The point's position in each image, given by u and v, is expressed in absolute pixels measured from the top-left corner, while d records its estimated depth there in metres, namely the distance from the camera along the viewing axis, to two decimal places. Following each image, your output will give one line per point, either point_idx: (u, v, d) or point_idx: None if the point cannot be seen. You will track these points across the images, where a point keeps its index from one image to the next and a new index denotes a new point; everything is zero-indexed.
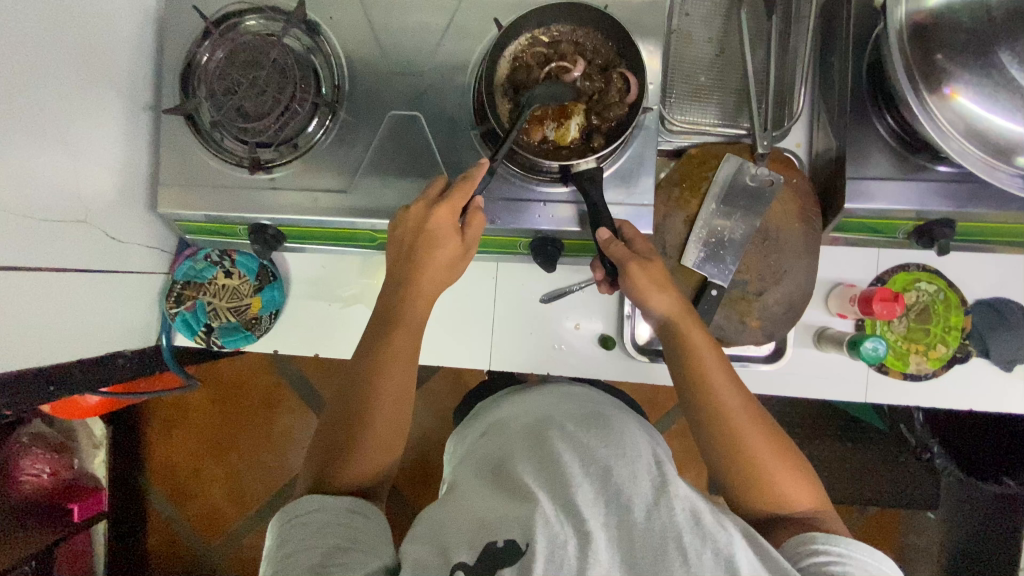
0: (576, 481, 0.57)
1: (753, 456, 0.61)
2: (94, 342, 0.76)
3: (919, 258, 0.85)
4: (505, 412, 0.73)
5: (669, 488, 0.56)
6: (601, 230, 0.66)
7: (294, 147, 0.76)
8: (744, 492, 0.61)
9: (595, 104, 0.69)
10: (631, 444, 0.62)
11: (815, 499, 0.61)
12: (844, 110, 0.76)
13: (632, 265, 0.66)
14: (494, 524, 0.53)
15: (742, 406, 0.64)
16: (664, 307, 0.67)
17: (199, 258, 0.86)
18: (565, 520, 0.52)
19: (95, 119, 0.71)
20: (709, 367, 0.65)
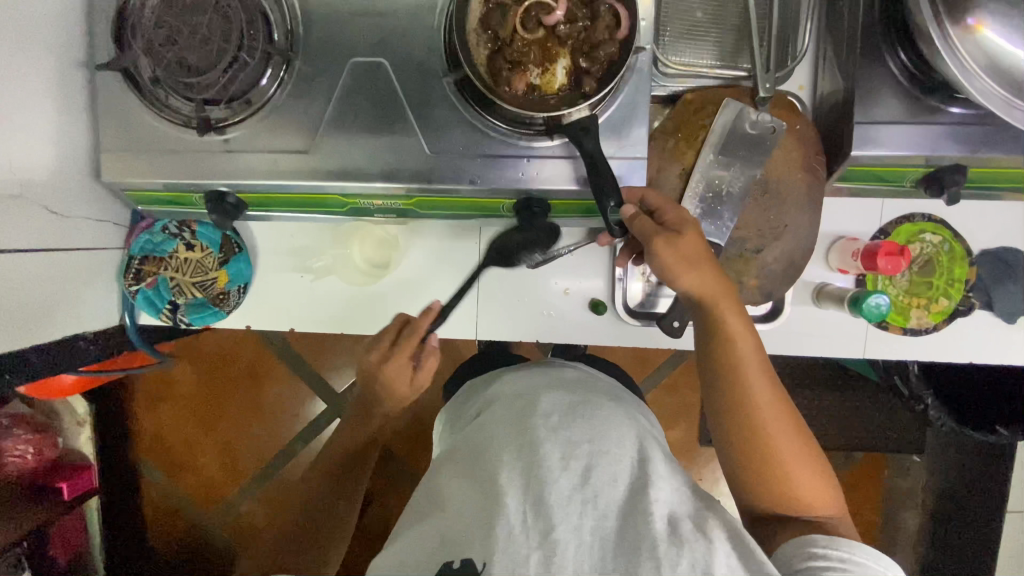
0: (551, 481, 0.55)
1: (779, 456, 0.59)
2: (47, 326, 0.70)
3: (924, 208, 0.80)
4: (502, 390, 0.69)
5: (647, 492, 0.54)
6: (625, 207, 0.62)
7: (248, 103, 0.68)
8: (763, 492, 0.60)
9: (582, 44, 0.62)
10: (619, 436, 0.59)
11: (831, 500, 0.61)
12: (853, 46, 0.69)
13: (659, 241, 0.61)
14: (459, 538, 0.53)
15: (775, 397, 0.60)
16: (696, 285, 0.61)
17: (156, 231, 0.80)
18: (532, 527, 0.52)
19: (17, 76, 0.62)
20: (746, 355, 0.61)
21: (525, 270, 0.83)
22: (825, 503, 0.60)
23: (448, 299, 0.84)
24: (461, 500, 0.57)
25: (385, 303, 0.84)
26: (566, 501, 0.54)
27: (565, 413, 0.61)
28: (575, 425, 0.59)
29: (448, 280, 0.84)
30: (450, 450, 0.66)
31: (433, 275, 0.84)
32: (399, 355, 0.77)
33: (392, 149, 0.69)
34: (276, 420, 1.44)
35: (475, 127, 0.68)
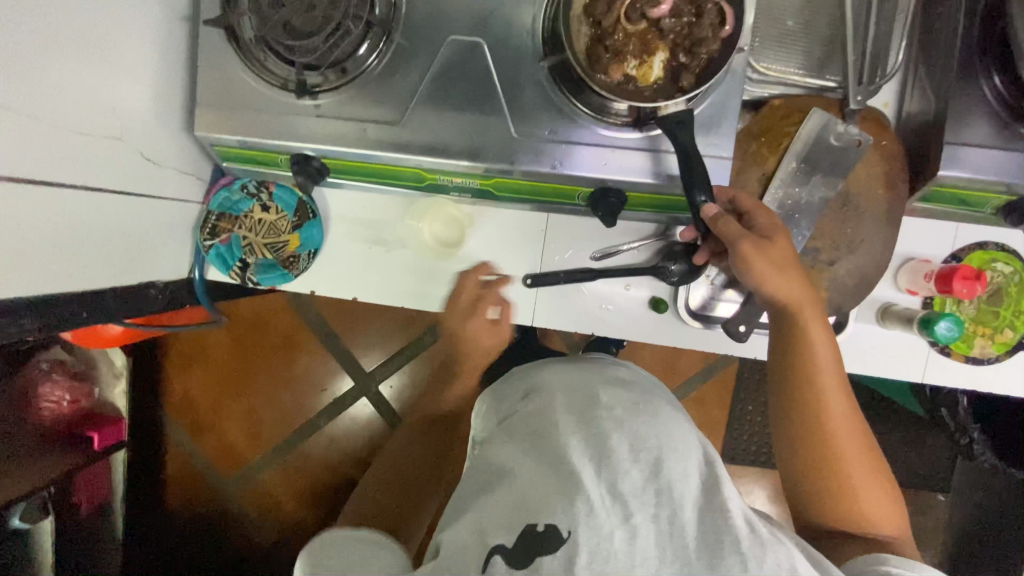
0: (624, 469, 0.55)
1: (848, 469, 0.59)
2: (126, 269, 0.73)
3: (997, 236, 0.80)
4: (554, 376, 0.68)
5: (723, 489, 0.55)
6: (709, 206, 0.62)
7: (343, 72, 0.69)
8: (827, 503, 0.60)
9: (684, 39, 0.62)
10: (685, 436, 0.60)
11: (896, 520, 0.61)
12: (950, 67, 0.69)
13: (747, 245, 0.61)
14: (537, 503, 0.53)
15: (849, 411, 0.60)
16: (784, 290, 0.61)
17: (235, 188, 0.82)
18: (611, 508, 0.52)
19: (132, 24, 0.64)
20: (824, 364, 0.60)
21: (589, 262, 0.83)
22: (890, 523, 0.60)
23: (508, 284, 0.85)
24: (531, 473, 0.56)
25: (445, 281, 0.86)
26: (639, 491, 0.53)
27: (627, 407, 0.61)
28: (641, 418, 0.59)
29: (511, 264, 0.84)
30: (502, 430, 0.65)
31: (498, 258, 0.85)
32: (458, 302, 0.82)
33: (479, 128, 0.70)
34: (305, 390, 1.46)
35: (561, 112, 0.69)
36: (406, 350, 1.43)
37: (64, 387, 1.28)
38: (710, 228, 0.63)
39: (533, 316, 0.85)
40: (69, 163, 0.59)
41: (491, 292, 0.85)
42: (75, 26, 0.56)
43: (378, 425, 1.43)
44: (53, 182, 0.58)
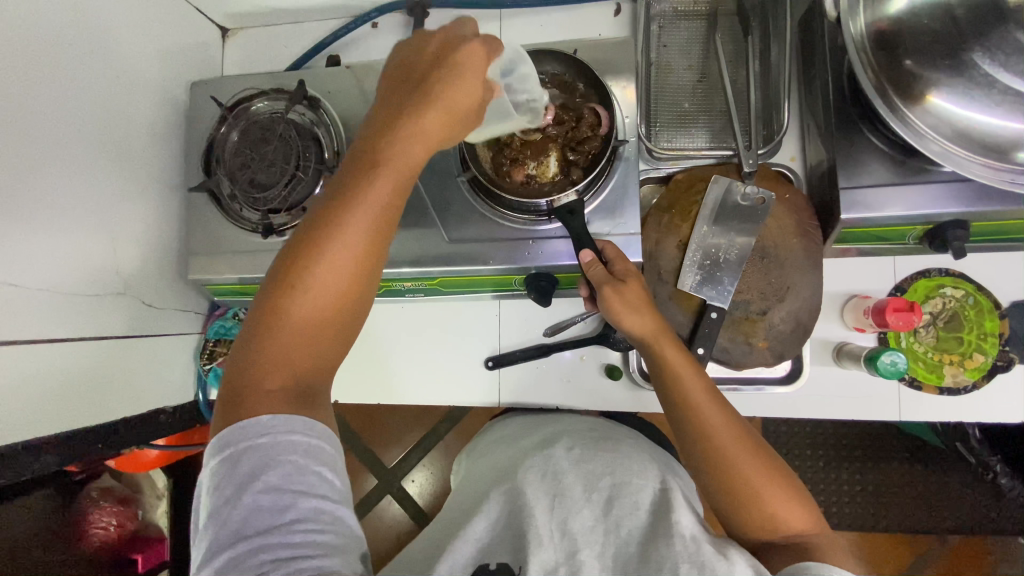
0: (576, 506, 0.66)
1: (743, 476, 0.61)
2: (136, 402, 0.84)
3: (938, 261, 0.80)
4: (520, 427, 0.84)
5: (670, 517, 0.62)
6: (584, 252, 0.68)
7: (302, 210, 0.81)
8: (737, 510, 0.61)
9: (569, 140, 0.72)
10: (642, 469, 0.70)
11: (809, 516, 0.60)
12: (831, 122, 0.75)
13: (607, 290, 0.66)
14: (494, 551, 0.66)
15: (728, 421, 0.63)
16: (639, 327, 0.67)
17: (228, 317, 0.95)
18: (559, 544, 0.63)
19: (132, 201, 0.80)
20: (691, 385, 0.65)
21: (542, 339, 0.89)
22: (802, 520, 0.60)
23: (474, 370, 0.91)
24: (494, 523, 0.69)
25: (417, 375, 0.92)
26: (589, 528, 0.65)
27: (585, 447, 0.73)
28: (596, 459, 0.71)
29: (473, 350, 0.91)
30: (472, 481, 0.81)
31: (462, 346, 0.91)
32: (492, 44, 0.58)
33: (416, 240, 0.80)
34: None
35: (485, 216, 0.79)
36: (419, 444, 1.47)
37: (110, 512, 1.38)
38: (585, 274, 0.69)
39: (498, 397, 0.90)
40: (77, 321, 0.73)
41: (458, 379, 0.91)
42: (80, 215, 0.72)
43: (401, 523, 1.44)
44: (62, 337, 0.71)
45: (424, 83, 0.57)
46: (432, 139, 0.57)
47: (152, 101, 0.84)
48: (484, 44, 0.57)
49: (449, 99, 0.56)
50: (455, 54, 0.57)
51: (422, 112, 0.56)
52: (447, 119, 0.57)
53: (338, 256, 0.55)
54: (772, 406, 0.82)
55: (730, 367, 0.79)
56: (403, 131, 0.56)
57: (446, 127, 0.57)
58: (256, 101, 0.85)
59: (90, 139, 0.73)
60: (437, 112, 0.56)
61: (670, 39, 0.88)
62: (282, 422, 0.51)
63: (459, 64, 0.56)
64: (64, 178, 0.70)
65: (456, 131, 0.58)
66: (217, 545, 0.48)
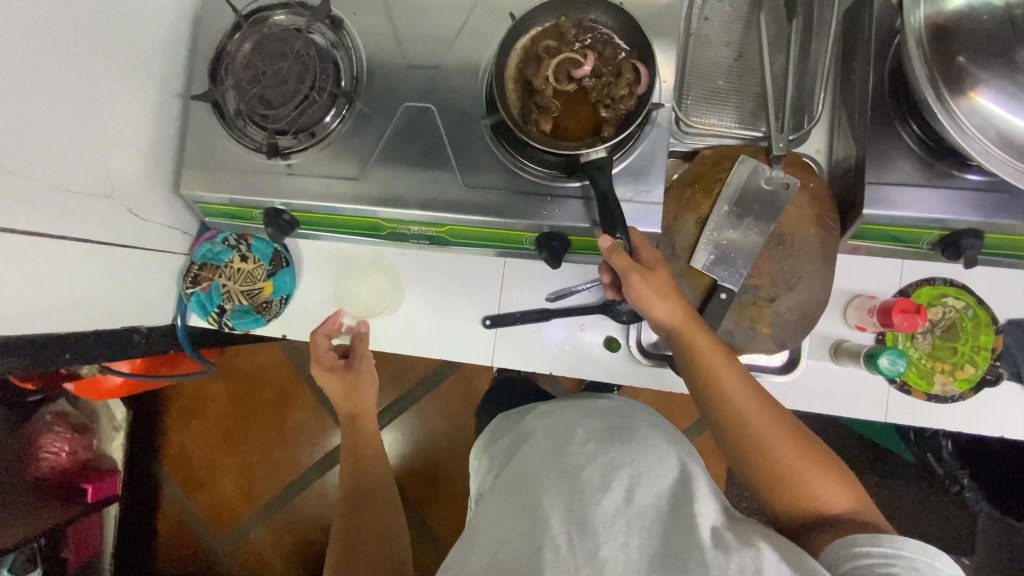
0: (595, 497, 0.59)
1: (779, 454, 0.60)
2: (112, 316, 0.80)
3: (944, 271, 0.81)
4: (532, 427, 0.77)
5: (693, 506, 0.59)
6: (604, 238, 0.66)
7: (312, 135, 0.78)
8: (776, 489, 0.60)
9: (604, 95, 0.69)
10: (661, 459, 0.64)
11: (853, 497, 0.60)
12: (865, 117, 0.74)
13: (634, 276, 0.66)
14: (511, 553, 0.58)
15: (759, 403, 0.63)
16: (667, 314, 0.67)
17: (217, 241, 0.89)
18: (578, 545, 0.55)
19: (128, 101, 0.75)
20: (717, 367, 0.65)
21: (545, 303, 0.87)
22: (844, 501, 0.59)
23: (469, 327, 0.89)
24: (510, 522, 0.62)
25: (410, 325, 0.90)
26: (610, 520, 0.58)
27: (600, 439, 0.67)
28: (612, 450, 0.65)
29: (469, 306, 0.89)
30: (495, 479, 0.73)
31: (458, 302, 0.89)
32: (320, 354, 0.83)
33: (429, 182, 0.76)
34: (298, 447, 1.53)
35: (505, 165, 0.76)
36: (391, 404, 1.44)
37: (64, 438, 1.37)
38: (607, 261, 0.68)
39: (493, 356, 0.88)
40: (58, 219, 0.68)
41: (450, 334, 0.89)
42: (72, 105, 0.67)
43: None
44: (42, 233, 0.66)
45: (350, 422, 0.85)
46: (368, 400, 0.84)
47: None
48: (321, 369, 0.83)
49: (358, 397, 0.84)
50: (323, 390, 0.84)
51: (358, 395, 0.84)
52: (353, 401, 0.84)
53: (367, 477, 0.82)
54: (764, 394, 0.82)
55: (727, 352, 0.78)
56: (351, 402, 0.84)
57: (369, 396, 0.84)
58: (276, 12, 0.79)
59: (89, 21, 0.67)
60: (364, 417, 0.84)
61: (713, 12, 0.85)
62: None
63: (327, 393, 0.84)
64: (60, 58, 0.64)
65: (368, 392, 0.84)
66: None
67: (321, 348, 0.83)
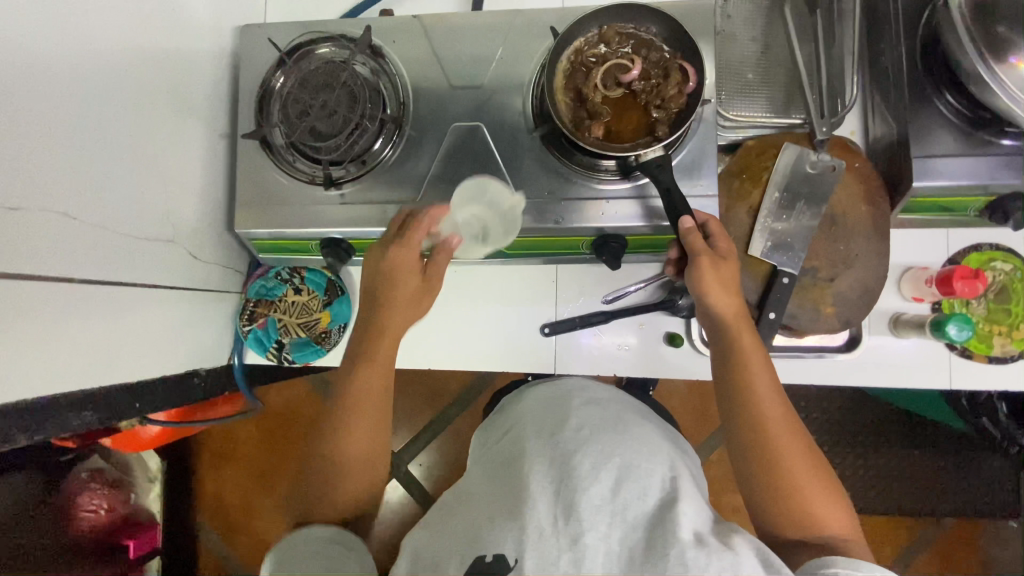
0: (583, 486, 0.60)
1: (789, 468, 0.62)
2: (175, 360, 0.79)
3: (990, 236, 0.83)
4: (524, 408, 0.77)
5: (676, 506, 0.58)
6: (686, 218, 0.66)
7: (363, 163, 0.78)
8: (777, 503, 0.62)
9: (653, 97, 0.71)
10: (653, 455, 0.65)
11: (844, 518, 0.62)
12: (901, 96, 0.76)
13: (704, 258, 0.66)
14: (495, 535, 0.58)
15: (783, 415, 0.64)
16: (722, 306, 0.67)
17: (269, 276, 0.89)
18: (562, 530, 0.56)
19: (181, 145, 0.75)
20: (755, 370, 0.66)
21: (601, 306, 0.87)
22: (837, 524, 0.62)
23: (528, 336, 0.89)
24: (493, 498, 0.64)
25: (468, 341, 0.90)
26: (596, 509, 0.58)
27: (595, 429, 0.68)
28: (605, 441, 0.66)
29: (527, 316, 0.89)
30: (484, 460, 0.73)
31: (515, 312, 0.90)
32: (410, 241, 0.72)
33: None
34: None
35: (558, 173, 0.77)
36: (434, 426, 1.43)
37: (99, 494, 1.35)
38: (681, 240, 0.68)
39: (554, 363, 0.89)
40: (127, 267, 0.68)
41: (511, 345, 0.89)
42: (132, 152, 0.67)
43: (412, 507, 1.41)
44: (113, 282, 0.66)
45: (377, 303, 0.73)
46: (399, 324, 0.74)
47: (202, 41, 0.79)
48: (400, 246, 0.72)
49: (406, 293, 0.73)
50: (385, 263, 0.72)
51: (395, 304, 0.73)
52: (382, 299, 0.73)
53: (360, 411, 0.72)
54: (830, 374, 0.83)
55: (792, 334, 0.80)
56: (377, 311, 0.73)
57: (412, 307, 0.74)
58: (319, 46, 0.81)
59: (143, 68, 0.68)
60: (387, 337, 0.74)
61: (735, 10, 0.89)
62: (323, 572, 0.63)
63: (389, 271, 0.72)
64: (118, 107, 0.65)
65: (398, 302, 0.73)
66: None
67: (416, 240, 0.72)
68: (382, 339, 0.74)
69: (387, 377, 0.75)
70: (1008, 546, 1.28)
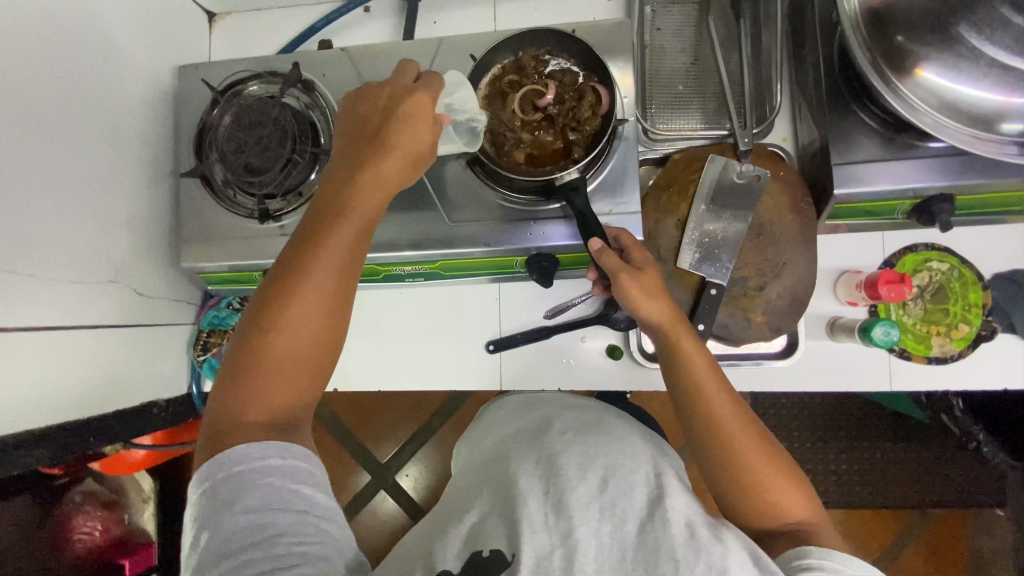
0: (571, 484, 0.61)
1: (750, 462, 0.62)
2: (130, 394, 0.82)
3: (925, 236, 0.83)
4: (502, 416, 0.81)
5: (664, 502, 0.59)
6: (594, 239, 0.68)
7: (300, 195, 0.81)
8: (743, 499, 0.63)
9: (569, 120, 0.72)
10: (636, 453, 0.67)
11: (813, 508, 0.62)
12: (822, 102, 0.77)
13: (624, 276, 0.67)
14: (485, 534, 0.59)
15: (736, 414, 0.65)
16: (654, 316, 0.67)
17: (222, 307, 0.93)
18: (554, 526, 0.57)
19: (122, 188, 0.78)
20: (702, 373, 0.66)
21: (543, 321, 0.89)
22: (805, 511, 0.62)
23: (475, 354, 0.91)
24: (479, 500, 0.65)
25: (416, 360, 0.92)
26: (585, 505, 0.59)
27: (578, 430, 0.70)
28: (590, 440, 0.68)
29: (471, 334, 0.91)
30: (466, 472, 0.75)
31: (460, 331, 0.91)
32: (431, 92, 0.63)
33: (416, 222, 0.79)
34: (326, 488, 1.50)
35: (485, 197, 0.79)
36: (413, 437, 1.45)
37: (94, 516, 1.38)
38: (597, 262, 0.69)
39: (500, 379, 0.90)
40: (69, 309, 0.71)
41: (458, 364, 0.91)
42: (70, 202, 0.70)
43: (396, 517, 1.43)
44: (57, 326, 0.69)
45: (359, 165, 0.61)
46: (391, 179, 0.62)
47: (140, 86, 0.82)
48: (426, 95, 0.63)
49: (404, 148, 0.62)
50: (398, 109, 0.62)
51: (385, 155, 0.61)
52: (370, 150, 0.62)
53: (319, 280, 0.58)
54: (769, 381, 0.83)
55: (729, 344, 0.81)
56: (361, 169, 0.61)
57: (405, 166, 0.63)
58: (250, 83, 0.83)
59: (77, 120, 0.71)
60: (374, 192, 0.61)
61: (664, 22, 0.89)
62: (257, 450, 0.53)
63: (405, 116, 0.62)
64: (55, 160, 0.68)
65: (394, 154, 0.61)
66: (204, 562, 0.50)
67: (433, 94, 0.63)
68: (365, 199, 0.61)
69: (360, 256, 0.62)
70: (994, 535, 1.27)
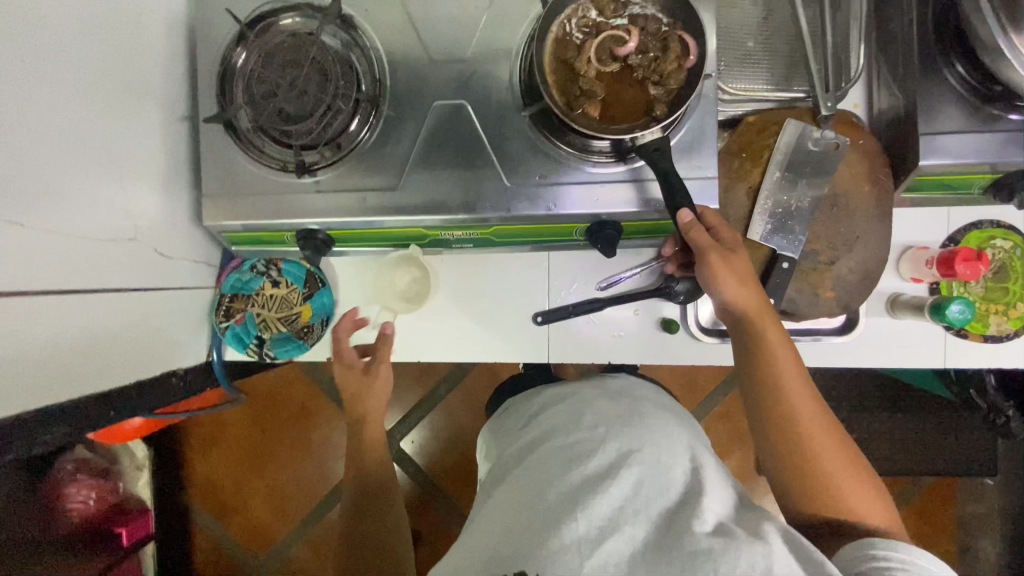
0: (601, 488, 0.57)
1: (827, 461, 0.62)
2: (149, 363, 0.75)
3: (991, 213, 0.81)
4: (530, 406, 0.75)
5: (699, 503, 0.56)
6: (685, 212, 0.64)
7: (338, 147, 0.72)
8: (815, 501, 0.62)
9: (651, 73, 0.66)
10: (672, 444, 0.61)
11: (883, 515, 0.62)
12: (910, 67, 0.72)
13: (713, 255, 0.66)
14: (516, 545, 0.56)
15: (817, 409, 0.63)
16: (737, 297, 0.66)
17: (244, 269, 0.85)
18: (585, 538, 0.54)
19: (137, 133, 0.68)
20: (783, 362, 0.65)
21: (595, 293, 0.85)
22: (876, 518, 0.61)
23: (520, 326, 0.86)
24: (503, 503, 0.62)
25: (456, 330, 0.87)
26: (616, 512, 0.56)
27: (611, 421, 0.64)
28: (623, 431, 0.62)
29: (517, 303, 0.86)
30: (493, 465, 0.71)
31: (504, 301, 0.86)
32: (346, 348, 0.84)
33: (472, 183, 0.72)
34: (331, 456, 1.45)
35: (548, 156, 0.72)
36: (419, 405, 1.40)
37: (88, 485, 1.30)
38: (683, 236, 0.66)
39: (548, 353, 0.86)
40: (86, 270, 0.63)
41: (503, 335, 0.87)
42: (83, 146, 0.61)
43: (406, 483, 1.41)
44: (73, 289, 0.61)
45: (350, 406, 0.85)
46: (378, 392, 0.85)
47: (152, 14, 0.70)
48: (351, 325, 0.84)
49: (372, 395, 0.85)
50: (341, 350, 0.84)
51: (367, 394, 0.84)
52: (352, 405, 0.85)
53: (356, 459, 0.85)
54: (825, 357, 0.82)
55: (792, 319, 0.78)
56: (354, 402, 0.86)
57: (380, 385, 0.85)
58: (282, 17, 0.74)
59: (88, 50, 0.60)
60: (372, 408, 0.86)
61: None
62: None
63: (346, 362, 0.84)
64: (65, 97, 0.58)
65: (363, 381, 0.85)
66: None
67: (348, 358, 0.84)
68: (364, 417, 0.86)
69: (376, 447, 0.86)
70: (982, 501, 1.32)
